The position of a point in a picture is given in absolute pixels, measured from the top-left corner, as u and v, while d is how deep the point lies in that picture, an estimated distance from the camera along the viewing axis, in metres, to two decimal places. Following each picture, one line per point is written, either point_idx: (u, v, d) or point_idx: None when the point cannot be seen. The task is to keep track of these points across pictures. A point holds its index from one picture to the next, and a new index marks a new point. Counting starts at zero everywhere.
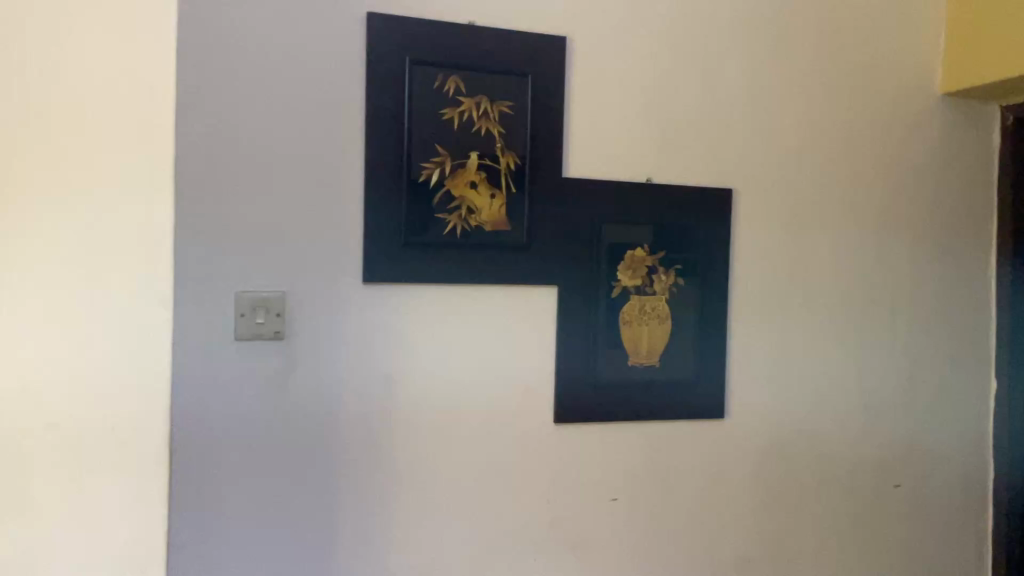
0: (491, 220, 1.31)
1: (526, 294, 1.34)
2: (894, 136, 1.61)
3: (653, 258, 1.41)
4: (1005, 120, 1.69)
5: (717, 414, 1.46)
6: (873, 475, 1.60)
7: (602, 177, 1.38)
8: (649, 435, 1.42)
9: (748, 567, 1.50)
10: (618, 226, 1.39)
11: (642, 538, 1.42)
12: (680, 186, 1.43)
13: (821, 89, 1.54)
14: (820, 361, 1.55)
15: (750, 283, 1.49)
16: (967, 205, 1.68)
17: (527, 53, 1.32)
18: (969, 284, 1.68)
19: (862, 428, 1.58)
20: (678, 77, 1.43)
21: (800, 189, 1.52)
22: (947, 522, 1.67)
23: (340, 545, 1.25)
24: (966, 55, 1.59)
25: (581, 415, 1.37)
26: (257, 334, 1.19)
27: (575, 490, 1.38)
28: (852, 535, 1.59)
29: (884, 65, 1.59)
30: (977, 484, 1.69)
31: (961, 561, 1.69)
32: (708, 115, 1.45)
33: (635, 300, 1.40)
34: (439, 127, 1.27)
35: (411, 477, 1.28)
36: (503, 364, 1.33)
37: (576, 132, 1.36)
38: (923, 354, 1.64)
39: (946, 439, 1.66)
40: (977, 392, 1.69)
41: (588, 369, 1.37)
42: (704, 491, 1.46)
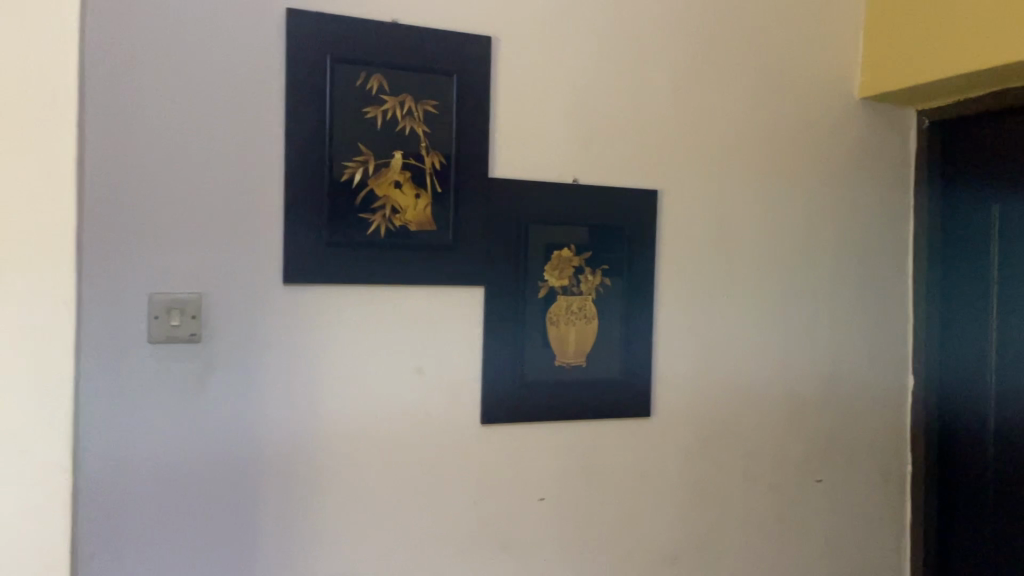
0: (415, 220, 1.29)
1: (452, 294, 1.33)
2: (816, 139, 1.64)
3: (579, 259, 1.42)
4: (921, 124, 1.75)
5: (644, 412, 1.47)
6: (797, 470, 1.63)
7: (529, 177, 1.38)
8: (577, 434, 1.43)
9: (675, 563, 1.52)
10: (544, 227, 1.39)
11: (569, 537, 1.43)
12: (606, 186, 1.43)
13: (746, 92, 1.56)
14: (746, 358, 1.57)
15: (677, 283, 1.51)
16: (886, 206, 1.73)
17: (452, 52, 1.31)
18: (888, 283, 1.73)
19: (785, 424, 1.61)
20: (604, 78, 1.43)
21: (725, 190, 1.55)
22: (868, 514, 1.72)
23: (260, 550, 1.22)
24: (883, 61, 1.64)
25: (508, 415, 1.36)
26: (171, 336, 1.15)
27: (502, 491, 1.37)
28: (777, 529, 1.62)
29: (806, 68, 1.63)
30: (895, 476, 1.75)
31: (882, 552, 1.74)
32: (635, 116, 1.46)
33: (562, 301, 1.41)
34: (363, 126, 1.25)
35: (335, 481, 1.26)
36: (429, 366, 1.32)
37: (502, 133, 1.36)
38: (844, 351, 1.68)
39: (865, 434, 1.71)
40: (894, 387, 1.74)
41: (515, 369, 1.37)
42: (631, 489, 1.47)
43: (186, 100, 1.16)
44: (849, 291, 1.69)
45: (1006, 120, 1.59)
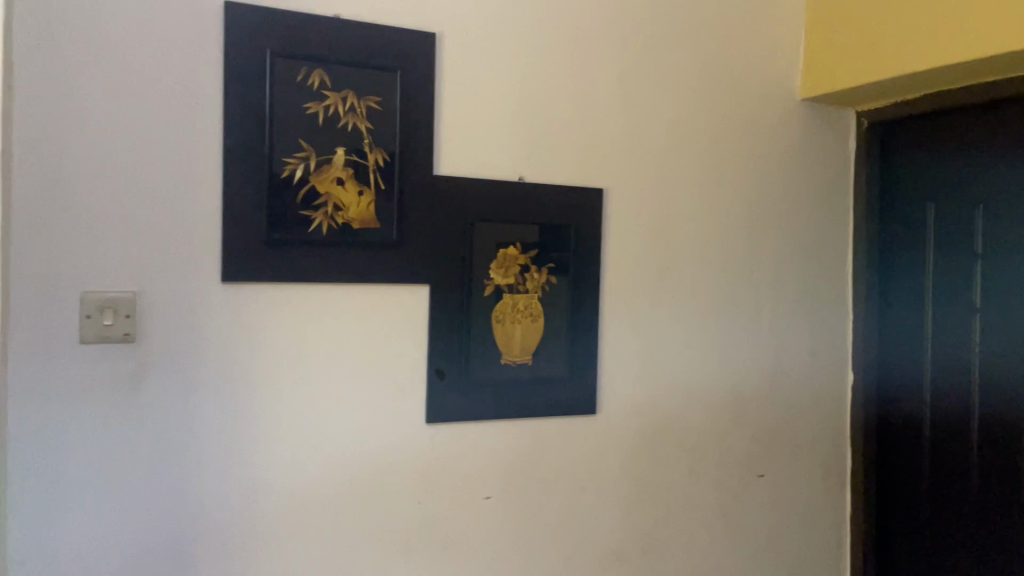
0: (359, 218, 1.28)
1: (396, 292, 1.32)
2: (758, 139, 1.67)
3: (525, 257, 1.42)
4: (860, 124, 1.79)
5: (589, 410, 1.48)
6: (740, 465, 1.65)
7: (473, 174, 1.37)
8: (522, 432, 1.43)
9: (620, 559, 1.53)
10: (490, 224, 1.39)
11: (516, 535, 1.43)
12: (552, 184, 1.43)
13: (690, 91, 1.58)
14: (690, 355, 1.59)
15: (621, 281, 1.51)
16: (826, 205, 1.76)
17: (396, 48, 1.29)
18: (828, 280, 1.77)
19: (729, 420, 1.64)
20: (549, 76, 1.43)
21: (669, 189, 1.56)
22: (809, 507, 1.75)
23: (199, 551, 1.20)
24: (824, 62, 1.67)
25: (452, 414, 1.36)
26: (104, 336, 1.12)
27: (448, 490, 1.37)
28: (721, 523, 1.64)
29: (749, 69, 1.65)
30: (835, 469, 1.78)
31: (823, 544, 1.77)
32: (579, 114, 1.46)
33: (508, 299, 1.40)
34: (304, 122, 1.24)
35: (276, 483, 1.24)
36: (372, 365, 1.30)
37: (447, 130, 1.35)
38: (785, 348, 1.71)
39: (806, 429, 1.74)
40: (834, 382, 1.78)
41: (461, 368, 1.36)
42: (576, 487, 1.48)
43: (119, 93, 1.13)
44: (791, 288, 1.71)
45: (941, 121, 1.64)
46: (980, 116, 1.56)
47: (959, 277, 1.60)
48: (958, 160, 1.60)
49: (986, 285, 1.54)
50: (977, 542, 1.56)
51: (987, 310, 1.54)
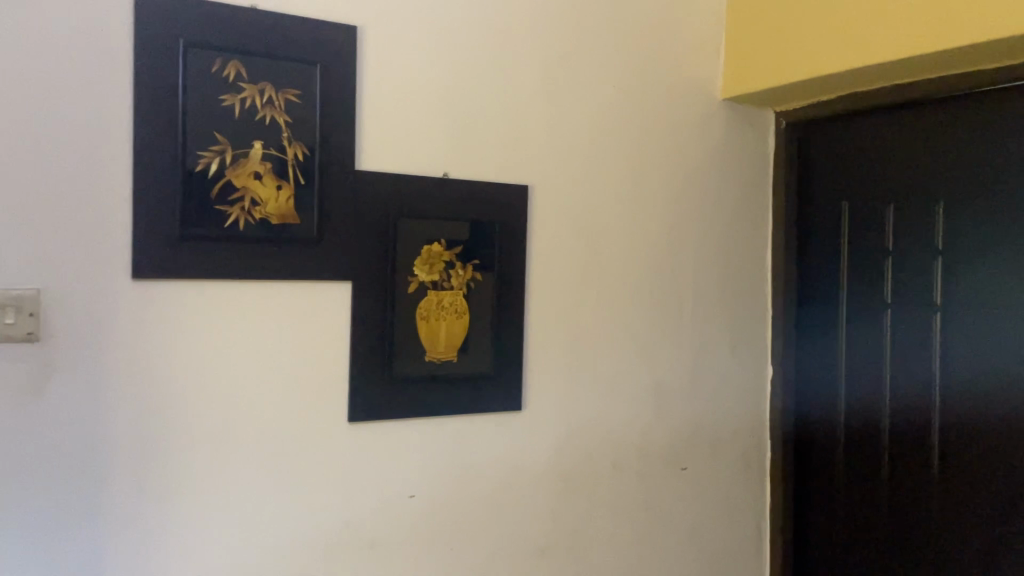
0: (277, 214, 1.25)
1: (316, 290, 1.30)
2: (681, 138, 1.69)
3: (449, 254, 1.41)
4: (779, 125, 1.83)
5: (515, 406, 1.48)
6: (663, 459, 1.68)
7: (396, 170, 1.36)
8: (448, 430, 1.42)
9: (546, 555, 1.53)
10: (414, 221, 1.37)
11: (442, 534, 1.42)
12: (476, 181, 1.43)
13: (613, 89, 1.59)
14: (615, 350, 1.61)
15: (546, 277, 1.52)
16: (746, 203, 1.80)
17: (316, 40, 1.27)
18: (748, 276, 1.80)
19: (652, 416, 1.66)
20: (473, 72, 1.43)
21: (593, 186, 1.57)
22: (731, 499, 1.79)
23: (110, 557, 1.15)
24: (744, 63, 1.71)
25: (376, 412, 1.34)
26: (5, 335, 1.07)
27: (371, 489, 1.35)
28: (645, 517, 1.66)
29: (671, 68, 1.67)
30: (756, 461, 1.83)
31: (744, 535, 1.81)
32: (504, 111, 1.46)
33: (432, 295, 1.39)
34: (219, 114, 1.20)
35: (191, 485, 1.21)
36: (292, 364, 1.28)
37: (369, 125, 1.33)
38: (707, 344, 1.74)
39: (727, 422, 1.77)
40: (755, 375, 1.82)
41: (384, 366, 1.35)
42: (500, 484, 1.48)
43: (20, 81, 1.08)
44: (713, 284, 1.75)
45: (855, 122, 1.69)
46: (891, 117, 1.62)
47: (872, 274, 1.65)
48: (871, 160, 1.66)
49: (896, 282, 1.60)
50: (889, 533, 1.61)
51: (897, 306, 1.60)
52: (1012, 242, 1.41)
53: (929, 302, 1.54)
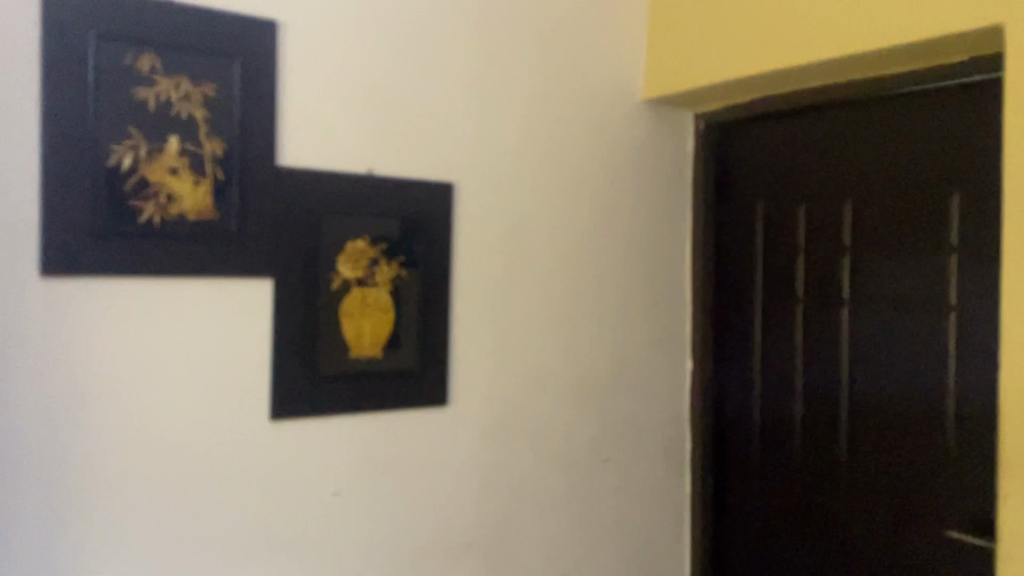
0: (195, 209, 1.23)
1: (236, 286, 1.28)
2: (603, 136, 1.72)
3: (374, 250, 1.40)
4: (698, 124, 1.88)
5: (439, 402, 1.49)
6: (587, 451, 1.71)
7: (319, 167, 1.35)
8: (372, 427, 1.42)
9: (471, 549, 1.54)
10: (336, 218, 1.36)
11: (365, 530, 1.42)
12: (400, 178, 1.43)
13: (536, 87, 1.61)
14: (539, 345, 1.63)
15: (471, 274, 1.53)
16: (668, 200, 1.84)
17: (235, 34, 1.25)
18: (669, 272, 1.85)
19: (575, 410, 1.69)
20: (396, 69, 1.43)
21: (517, 182, 1.59)
22: (652, 490, 1.83)
23: (18, 560, 1.12)
24: (664, 64, 1.74)
25: (299, 410, 1.33)
26: None
27: (293, 488, 1.34)
28: (568, 509, 1.68)
29: (594, 68, 1.70)
30: (677, 452, 1.87)
31: (665, 525, 1.86)
32: (427, 107, 1.47)
33: (356, 292, 1.39)
34: (133, 108, 1.18)
35: (106, 485, 1.18)
36: (212, 361, 1.26)
37: (290, 121, 1.32)
38: (629, 339, 1.77)
39: (649, 415, 1.82)
40: (676, 369, 1.87)
41: (306, 363, 1.34)
42: (425, 479, 1.48)
43: None
44: (634, 279, 1.78)
45: (770, 124, 1.75)
46: (804, 119, 1.68)
47: (785, 270, 1.71)
48: (785, 161, 1.72)
49: (809, 278, 1.66)
50: (804, 526, 1.68)
51: (809, 301, 1.66)
52: (915, 241, 1.48)
53: (838, 297, 1.60)
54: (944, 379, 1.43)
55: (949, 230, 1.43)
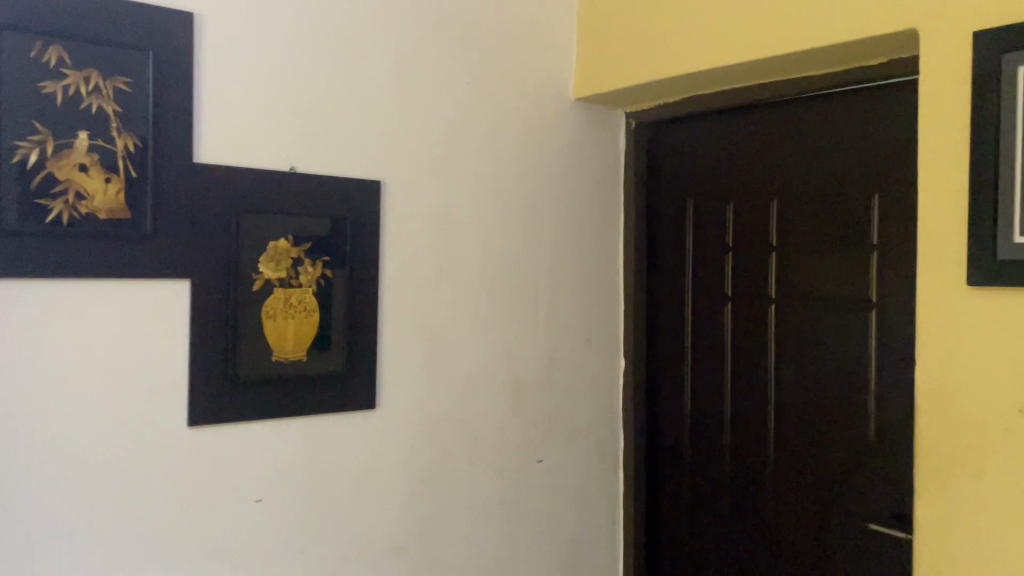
0: (106, 207, 1.18)
1: (151, 287, 1.23)
2: (535, 135, 1.72)
3: (298, 250, 1.37)
4: (629, 124, 1.89)
5: (368, 404, 1.46)
6: (519, 451, 1.70)
7: (240, 164, 1.31)
8: (296, 431, 1.39)
9: (401, 554, 1.52)
10: (259, 218, 1.33)
11: (290, 536, 1.38)
12: (325, 176, 1.40)
13: (466, 86, 1.60)
14: (470, 346, 1.61)
15: (400, 274, 1.51)
16: (600, 200, 1.85)
17: (150, 26, 1.21)
18: (601, 271, 1.85)
19: (508, 411, 1.68)
20: (321, 65, 1.40)
21: (447, 182, 1.57)
22: (586, 489, 1.83)
23: None
24: (595, 64, 1.75)
25: (219, 415, 1.29)
26: None
27: (214, 495, 1.30)
28: (500, 511, 1.67)
29: (524, 66, 1.70)
30: (611, 451, 1.88)
31: (599, 523, 1.86)
32: (354, 105, 1.44)
33: (280, 293, 1.35)
34: (39, 102, 1.12)
35: (13, 495, 1.12)
36: (127, 367, 1.21)
37: (210, 117, 1.28)
38: (561, 338, 1.77)
39: (582, 414, 1.81)
40: (609, 368, 1.87)
41: (226, 366, 1.30)
42: (353, 483, 1.45)
43: None
44: (566, 278, 1.78)
45: (700, 124, 1.77)
46: (732, 119, 1.70)
47: (713, 268, 1.73)
48: (714, 160, 1.74)
49: (736, 277, 1.68)
50: (734, 523, 1.69)
51: (737, 300, 1.68)
52: (836, 239, 1.50)
53: (765, 295, 1.62)
54: (864, 375, 1.45)
55: (868, 229, 1.46)
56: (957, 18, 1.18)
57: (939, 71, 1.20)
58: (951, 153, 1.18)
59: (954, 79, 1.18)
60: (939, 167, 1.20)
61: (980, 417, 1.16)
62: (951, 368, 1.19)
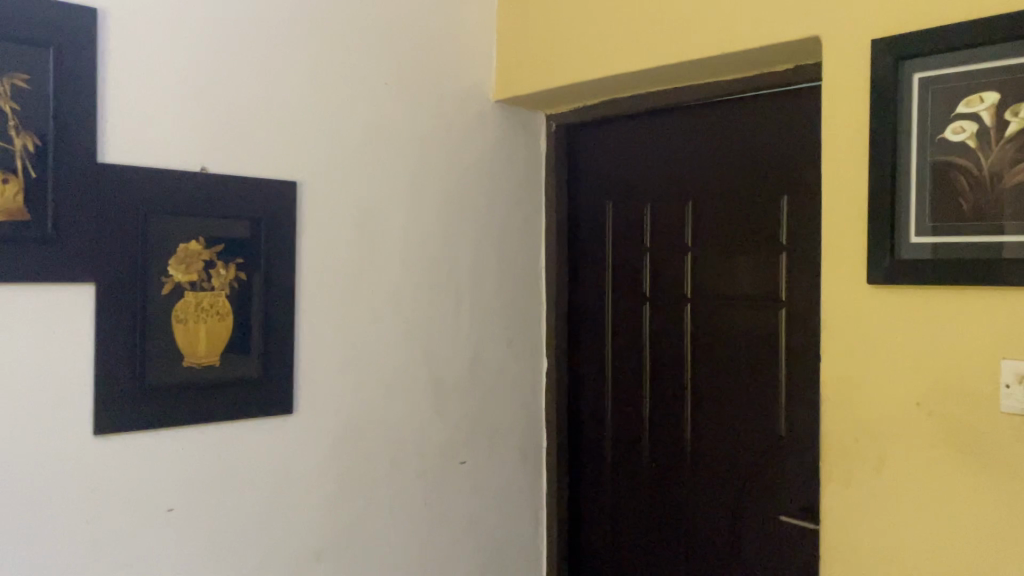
0: (3, 209, 1.14)
1: (52, 291, 1.19)
2: (455, 136, 1.72)
3: (209, 252, 1.34)
4: (550, 127, 1.91)
5: (284, 409, 1.44)
6: (441, 453, 1.69)
7: (148, 164, 1.28)
8: (209, 437, 1.36)
9: (321, 561, 1.50)
10: (167, 220, 1.30)
11: (203, 546, 1.35)
12: (239, 177, 1.37)
13: (385, 87, 1.59)
14: (391, 348, 1.60)
15: (318, 277, 1.49)
16: (521, 201, 1.86)
17: (50, 22, 1.17)
18: (523, 272, 1.86)
19: (429, 413, 1.67)
20: (234, 64, 1.37)
21: (366, 183, 1.56)
22: (508, 489, 1.83)
23: None
24: (514, 67, 1.76)
25: (128, 423, 1.26)
26: None
27: (123, 505, 1.26)
28: (422, 514, 1.66)
29: (444, 68, 1.69)
30: (534, 451, 1.89)
31: (521, 523, 1.87)
32: (268, 106, 1.42)
33: (191, 297, 1.32)
34: None
35: None
36: (28, 373, 1.16)
37: (116, 116, 1.24)
38: (484, 339, 1.78)
39: (505, 414, 1.82)
40: (531, 368, 1.88)
41: (135, 372, 1.26)
42: (271, 490, 1.43)
43: None
44: (489, 279, 1.79)
45: (621, 127, 1.80)
46: (651, 123, 1.73)
47: (631, 268, 1.76)
48: (632, 162, 1.77)
49: (654, 276, 1.71)
50: (654, 521, 1.72)
51: (654, 301, 1.71)
52: (747, 239, 1.54)
53: (681, 294, 1.66)
54: (775, 372, 1.50)
55: (777, 229, 1.50)
56: (857, 26, 1.22)
57: (840, 78, 1.24)
58: (853, 157, 1.23)
59: (854, 86, 1.22)
60: (842, 171, 1.24)
61: (880, 411, 1.21)
62: (854, 364, 1.23)
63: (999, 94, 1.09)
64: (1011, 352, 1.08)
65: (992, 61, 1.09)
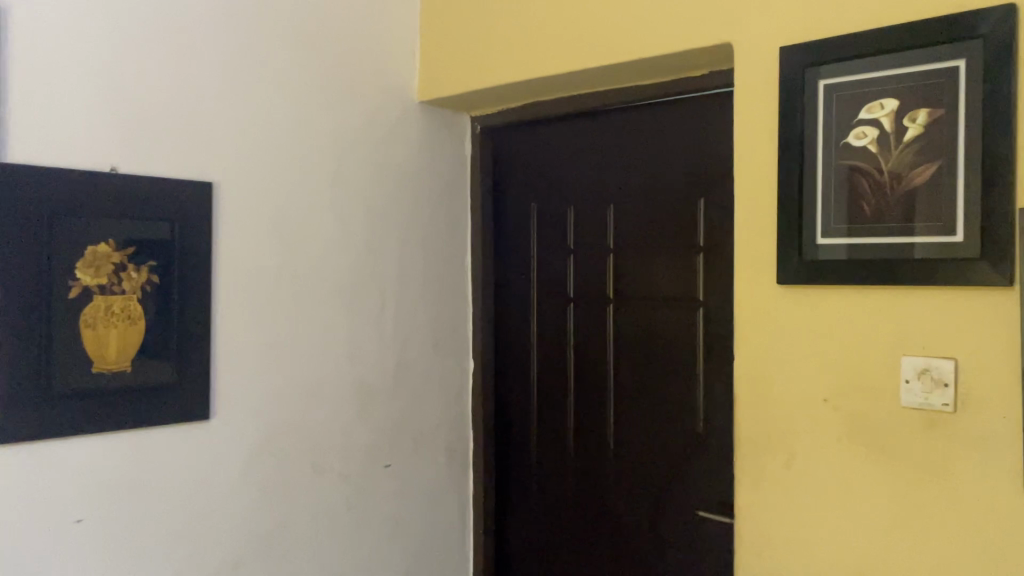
0: None
1: None
2: (378, 137, 1.71)
3: (120, 255, 1.31)
4: (474, 128, 1.92)
5: (201, 415, 1.41)
6: (365, 457, 1.68)
7: (54, 164, 1.23)
8: (120, 445, 1.32)
9: (239, 569, 1.47)
10: (76, 221, 1.25)
11: (115, 557, 1.31)
12: (151, 177, 1.34)
13: (305, 88, 1.57)
14: (312, 352, 1.58)
15: (236, 279, 1.46)
16: (446, 203, 1.86)
17: None
18: (449, 274, 1.86)
19: (352, 416, 1.65)
20: (146, 62, 1.34)
21: (285, 185, 1.54)
22: (434, 491, 1.83)
23: None
24: (438, 69, 1.76)
25: (32, 432, 1.21)
26: None
27: (27, 516, 1.21)
28: (344, 520, 1.64)
29: (367, 68, 1.68)
30: (460, 453, 1.89)
31: (448, 525, 1.87)
32: (183, 105, 1.39)
33: (101, 300, 1.28)
34: None
35: None
36: None
37: (19, 113, 1.20)
38: (409, 340, 1.77)
39: (431, 416, 1.82)
40: (456, 370, 1.88)
41: (39, 379, 1.22)
42: (187, 498, 1.40)
43: None
44: (413, 280, 1.78)
45: (545, 131, 1.81)
46: (574, 126, 1.75)
47: (556, 269, 1.77)
48: (555, 164, 1.79)
49: (577, 277, 1.73)
50: (579, 521, 1.74)
51: (578, 301, 1.73)
52: (666, 241, 1.57)
53: (603, 295, 1.68)
54: (693, 371, 1.53)
55: (695, 231, 1.53)
56: (766, 34, 1.26)
57: (751, 84, 1.27)
58: (763, 162, 1.26)
59: (764, 93, 1.26)
60: (753, 175, 1.27)
61: (789, 407, 1.24)
62: (764, 362, 1.27)
63: (898, 101, 1.13)
64: (911, 348, 1.13)
65: (891, 70, 1.13)
